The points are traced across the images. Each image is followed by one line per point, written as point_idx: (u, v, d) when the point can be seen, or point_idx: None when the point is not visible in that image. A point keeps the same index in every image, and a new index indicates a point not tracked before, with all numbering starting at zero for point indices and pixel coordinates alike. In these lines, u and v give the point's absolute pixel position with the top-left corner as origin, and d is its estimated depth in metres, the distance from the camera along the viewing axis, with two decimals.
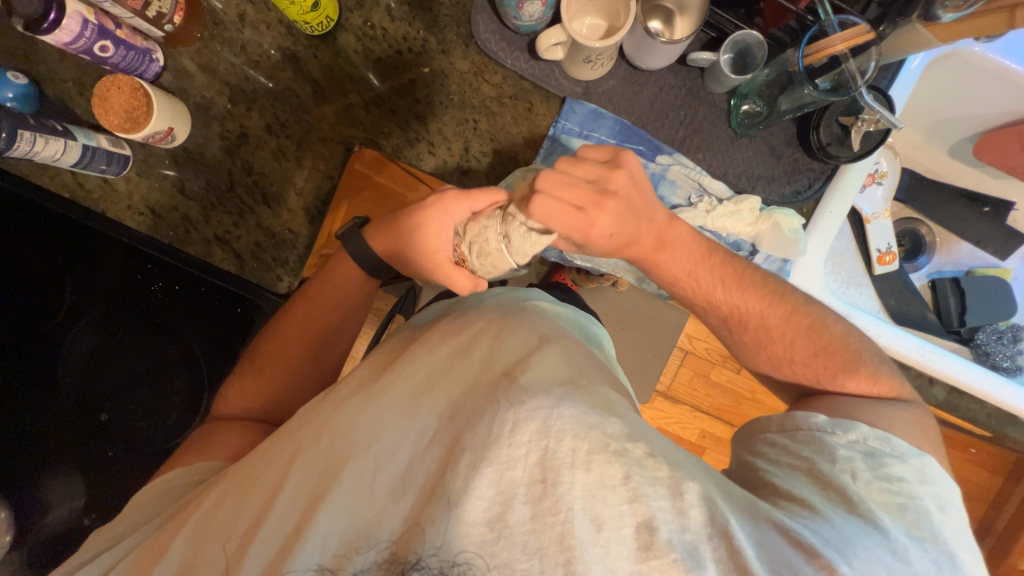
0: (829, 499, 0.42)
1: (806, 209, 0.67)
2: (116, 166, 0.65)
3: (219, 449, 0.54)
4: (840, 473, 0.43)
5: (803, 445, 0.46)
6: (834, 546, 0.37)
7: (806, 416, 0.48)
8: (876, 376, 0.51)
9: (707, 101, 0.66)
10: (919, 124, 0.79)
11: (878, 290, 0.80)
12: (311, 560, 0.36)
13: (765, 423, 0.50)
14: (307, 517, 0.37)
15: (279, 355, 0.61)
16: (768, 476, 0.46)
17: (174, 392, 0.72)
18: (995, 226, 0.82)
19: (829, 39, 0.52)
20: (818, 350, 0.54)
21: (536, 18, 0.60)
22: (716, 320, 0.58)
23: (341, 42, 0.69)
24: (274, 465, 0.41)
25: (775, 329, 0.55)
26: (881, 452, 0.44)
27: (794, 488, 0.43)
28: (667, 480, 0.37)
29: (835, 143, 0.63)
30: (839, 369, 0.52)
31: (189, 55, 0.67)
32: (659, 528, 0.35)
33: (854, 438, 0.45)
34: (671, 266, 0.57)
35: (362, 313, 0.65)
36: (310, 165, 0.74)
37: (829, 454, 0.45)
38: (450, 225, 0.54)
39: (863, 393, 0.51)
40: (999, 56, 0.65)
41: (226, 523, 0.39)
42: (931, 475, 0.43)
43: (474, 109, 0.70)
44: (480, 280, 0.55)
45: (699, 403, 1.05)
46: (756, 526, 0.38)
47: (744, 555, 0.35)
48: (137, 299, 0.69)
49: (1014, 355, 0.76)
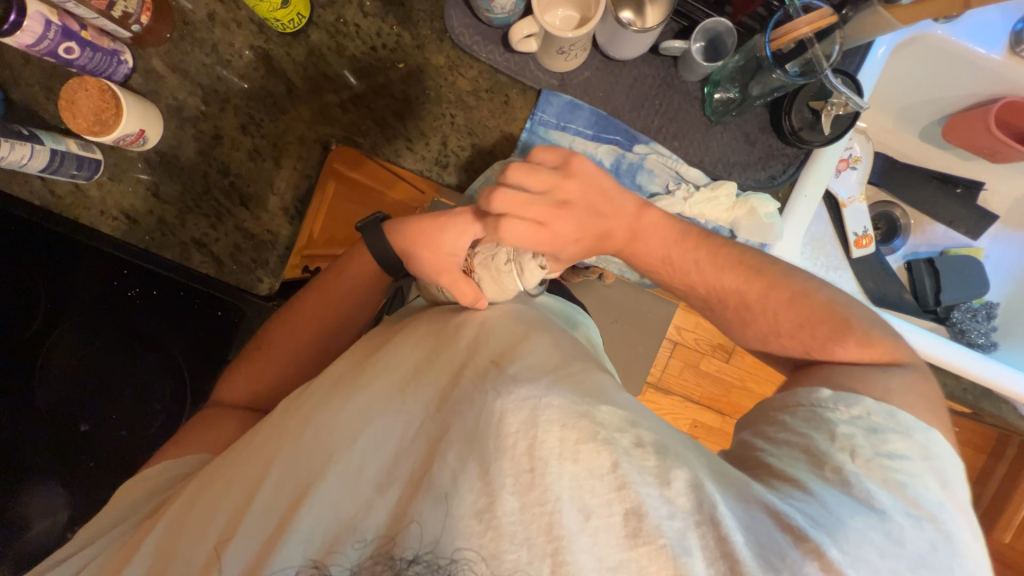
0: (822, 477, 0.42)
1: (782, 193, 0.68)
2: (87, 171, 0.64)
3: (200, 439, 0.53)
4: (838, 450, 0.43)
5: (804, 422, 0.46)
6: (822, 527, 0.38)
7: (809, 393, 0.48)
8: (867, 340, 0.51)
9: (681, 90, 0.67)
10: (890, 107, 0.81)
11: (856, 273, 0.82)
12: (292, 560, 0.35)
13: (772, 403, 0.50)
14: (294, 511, 0.37)
15: (282, 346, 0.60)
16: (762, 455, 0.46)
17: (155, 401, 0.71)
18: (968, 207, 0.84)
19: (795, 22, 0.54)
20: (805, 321, 0.54)
21: (507, 11, 0.61)
22: (691, 297, 0.60)
23: (313, 39, 0.68)
24: (254, 463, 0.41)
25: (756, 306, 0.56)
26: (884, 432, 0.43)
27: (788, 468, 0.43)
28: (654, 469, 0.38)
29: (806, 127, 0.64)
30: (827, 338, 0.52)
31: (159, 55, 0.66)
32: (647, 513, 0.35)
33: (857, 414, 0.45)
34: (650, 250, 0.58)
35: (370, 310, 0.64)
36: (289, 165, 0.74)
37: (829, 432, 0.44)
38: (469, 236, 0.55)
39: (854, 359, 0.50)
40: (962, 38, 0.66)
41: (206, 516, 0.39)
42: (934, 454, 0.43)
43: (451, 104, 0.69)
44: (482, 297, 0.53)
45: (690, 393, 1.07)
46: (746, 510, 0.38)
47: (732, 542, 0.36)
48: (112, 308, 0.69)
49: (988, 331, 0.79)
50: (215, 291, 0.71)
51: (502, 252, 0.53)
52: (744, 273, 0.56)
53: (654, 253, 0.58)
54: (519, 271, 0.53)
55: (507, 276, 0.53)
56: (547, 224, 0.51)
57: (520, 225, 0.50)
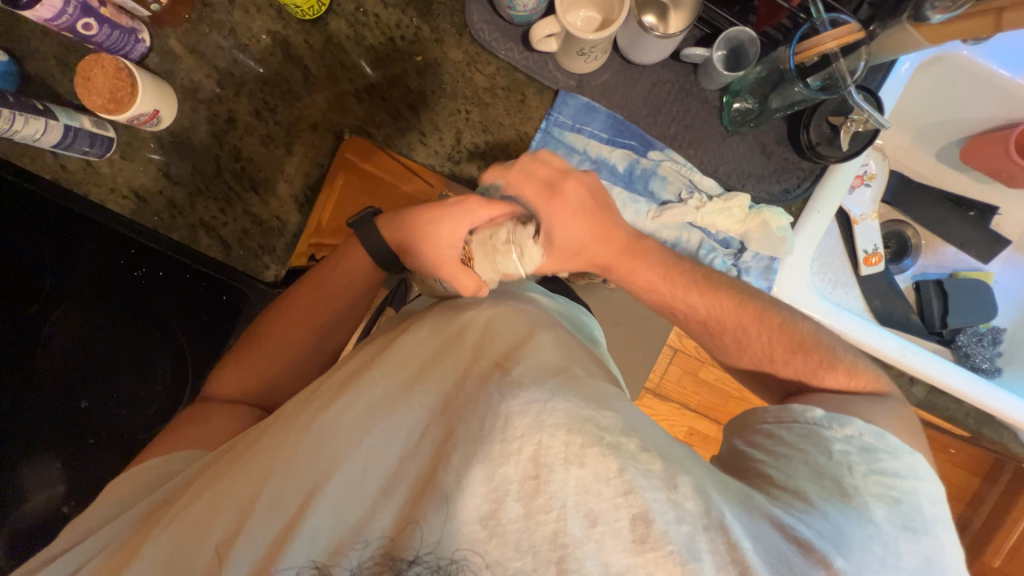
0: (821, 488, 0.43)
1: (795, 208, 0.68)
2: (99, 148, 0.64)
3: (209, 434, 0.54)
4: (837, 465, 0.44)
5: (800, 438, 0.47)
6: (829, 539, 0.39)
7: (803, 411, 0.49)
8: (852, 370, 0.53)
9: (700, 98, 0.66)
10: (909, 126, 0.80)
11: (864, 290, 0.81)
12: (297, 560, 0.35)
13: (761, 414, 0.51)
14: (299, 514, 0.37)
15: (281, 336, 0.60)
16: (760, 466, 0.47)
17: (157, 379, 0.72)
18: (980, 230, 0.84)
19: (820, 37, 0.53)
20: (797, 346, 0.55)
21: (530, 9, 0.60)
22: (691, 318, 0.59)
23: (332, 27, 0.68)
24: (259, 461, 0.41)
25: (750, 330, 0.57)
26: (876, 449, 0.44)
27: (791, 479, 0.44)
28: (660, 472, 0.38)
29: (824, 142, 0.64)
30: (818, 366, 0.53)
31: (176, 36, 0.66)
32: (654, 519, 0.35)
33: (849, 433, 0.46)
34: (643, 275, 0.59)
35: (363, 304, 0.64)
36: (301, 152, 0.73)
37: (825, 449, 0.45)
38: (467, 224, 0.57)
39: (841, 388, 0.52)
40: (988, 60, 0.65)
41: (210, 517, 0.39)
42: (922, 474, 0.44)
43: (466, 99, 0.69)
44: (484, 285, 0.55)
45: (688, 400, 1.07)
46: (751, 518, 0.39)
47: (742, 549, 0.36)
48: (119, 290, 0.69)
49: (993, 356, 0.79)
50: (220, 276, 0.71)
51: (502, 231, 0.56)
52: (739, 296, 0.58)
53: (655, 275, 0.59)
54: (518, 251, 0.55)
55: (505, 258, 0.55)
56: (555, 187, 0.56)
57: (529, 177, 0.56)
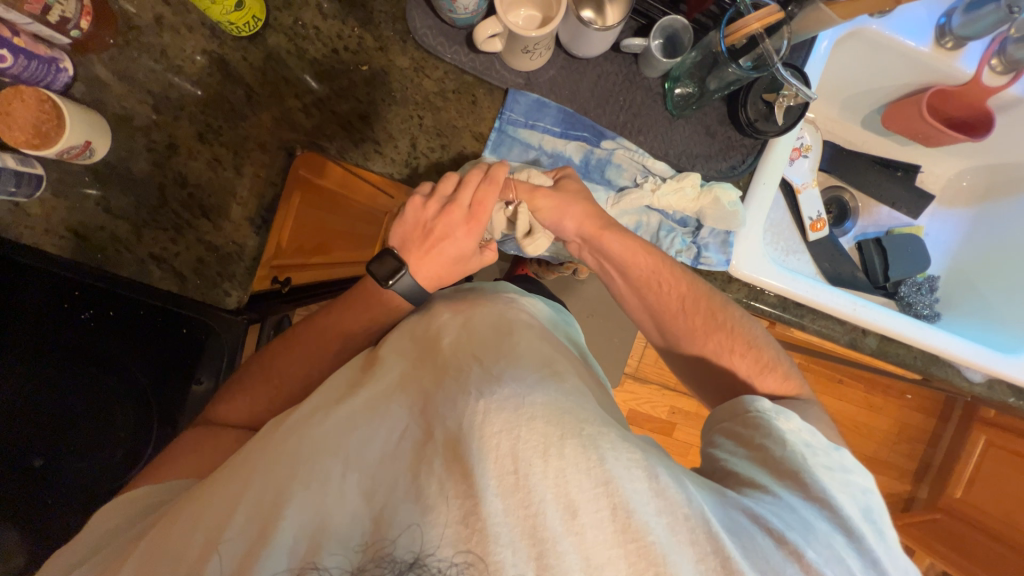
0: (784, 485, 0.46)
1: (742, 181, 0.72)
2: (27, 187, 0.59)
3: (194, 461, 0.52)
4: (792, 455, 0.48)
5: (755, 431, 0.51)
6: (798, 531, 0.41)
7: (752, 402, 0.53)
8: (787, 375, 0.60)
9: (643, 85, 0.69)
10: (835, 98, 0.86)
11: (813, 255, 0.86)
12: (279, 570, 0.35)
13: (721, 415, 0.56)
14: (272, 524, 0.36)
15: (269, 377, 0.57)
16: (727, 465, 0.50)
17: (119, 429, 0.69)
18: (907, 187, 0.92)
19: (746, 19, 0.58)
20: (752, 345, 0.60)
21: (470, 10, 0.61)
22: (660, 308, 0.63)
23: (271, 42, 0.65)
24: (235, 475, 0.40)
25: (720, 315, 0.61)
26: (813, 444, 0.48)
27: (750, 473, 0.47)
28: (640, 463, 0.39)
29: (761, 119, 0.68)
30: (763, 368, 0.60)
31: (102, 62, 0.63)
32: (634, 510, 0.36)
33: (793, 427, 0.50)
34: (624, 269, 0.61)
35: (366, 343, 0.60)
36: (252, 172, 0.68)
37: (779, 439, 0.49)
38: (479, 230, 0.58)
39: (779, 393, 0.59)
40: (895, 33, 0.71)
41: (178, 544, 0.37)
42: (853, 467, 0.48)
43: (418, 105, 0.67)
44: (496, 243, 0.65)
45: (666, 381, 1.20)
46: (724, 510, 0.41)
47: (721, 539, 0.37)
48: (71, 335, 0.67)
49: (932, 303, 0.86)
50: (177, 307, 0.69)
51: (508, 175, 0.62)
52: (706, 296, 0.61)
53: (640, 266, 0.61)
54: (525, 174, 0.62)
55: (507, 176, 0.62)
56: None
57: None
